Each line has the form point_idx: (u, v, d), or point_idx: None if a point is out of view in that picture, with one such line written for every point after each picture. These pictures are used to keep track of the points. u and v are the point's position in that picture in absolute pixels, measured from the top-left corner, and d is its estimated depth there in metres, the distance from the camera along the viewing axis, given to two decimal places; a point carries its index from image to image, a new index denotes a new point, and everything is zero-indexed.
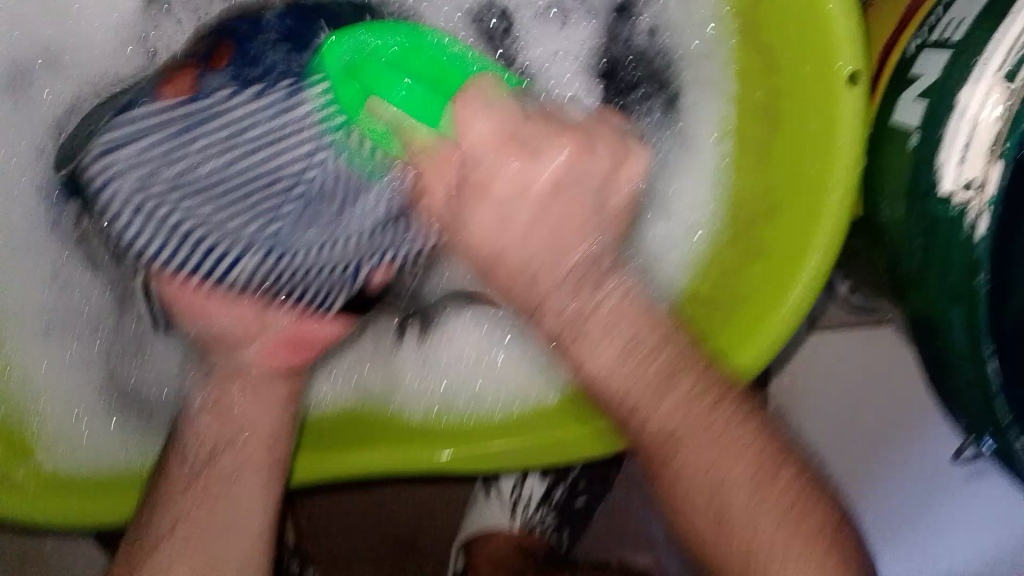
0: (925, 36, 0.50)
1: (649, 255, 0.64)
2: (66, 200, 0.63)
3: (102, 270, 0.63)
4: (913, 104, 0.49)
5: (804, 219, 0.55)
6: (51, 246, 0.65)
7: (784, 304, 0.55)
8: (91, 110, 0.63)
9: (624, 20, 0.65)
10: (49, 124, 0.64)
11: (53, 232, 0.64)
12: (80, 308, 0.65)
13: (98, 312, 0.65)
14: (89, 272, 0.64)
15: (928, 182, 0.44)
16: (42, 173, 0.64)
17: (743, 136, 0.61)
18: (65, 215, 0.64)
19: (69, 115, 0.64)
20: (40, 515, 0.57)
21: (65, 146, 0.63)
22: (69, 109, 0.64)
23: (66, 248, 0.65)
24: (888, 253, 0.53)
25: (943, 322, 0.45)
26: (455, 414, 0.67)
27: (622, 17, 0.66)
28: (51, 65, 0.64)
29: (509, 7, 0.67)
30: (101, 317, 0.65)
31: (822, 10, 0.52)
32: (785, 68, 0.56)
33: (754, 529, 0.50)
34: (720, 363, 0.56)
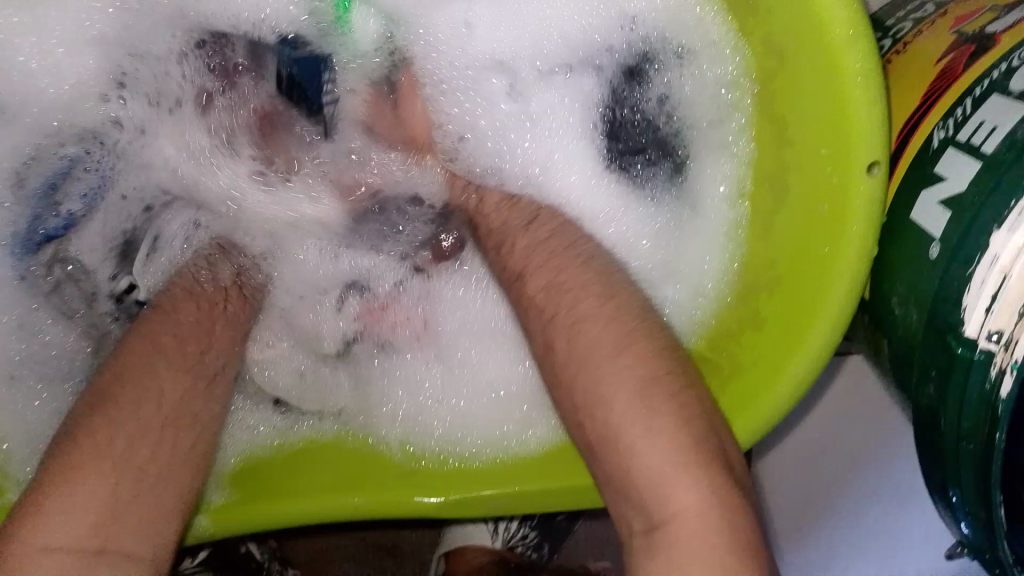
0: (952, 131, 0.48)
1: None
2: (33, 251, 0.64)
3: (77, 319, 0.64)
4: (936, 209, 0.46)
5: (811, 301, 0.53)
6: (19, 296, 0.63)
7: (780, 385, 0.54)
8: (53, 159, 0.64)
9: (634, 80, 0.62)
10: (6, 173, 0.63)
11: (20, 285, 0.64)
12: (50, 352, 0.63)
13: (70, 358, 0.63)
14: (57, 320, 0.64)
15: (945, 317, 0.41)
16: (3, 229, 0.63)
17: (752, 206, 0.58)
18: (35, 266, 0.64)
19: (27, 166, 0.64)
20: None
21: (29, 198, 0.64)
22: (28, 160, 0.64)
23: (35, 300, 0.64)
24: (895, 348, 0.50)
25: (949, 456, 0.43)
26: (433, 450, 0.66)
27: (632, 79, 0.62)
28: (1, 115, 0.63)
29: (516, 55, 0.64)
30: (71, 366, 0.63)
31: (847, 97, 0.48)
32: (803, 150, 0.52)
33: None
34: None
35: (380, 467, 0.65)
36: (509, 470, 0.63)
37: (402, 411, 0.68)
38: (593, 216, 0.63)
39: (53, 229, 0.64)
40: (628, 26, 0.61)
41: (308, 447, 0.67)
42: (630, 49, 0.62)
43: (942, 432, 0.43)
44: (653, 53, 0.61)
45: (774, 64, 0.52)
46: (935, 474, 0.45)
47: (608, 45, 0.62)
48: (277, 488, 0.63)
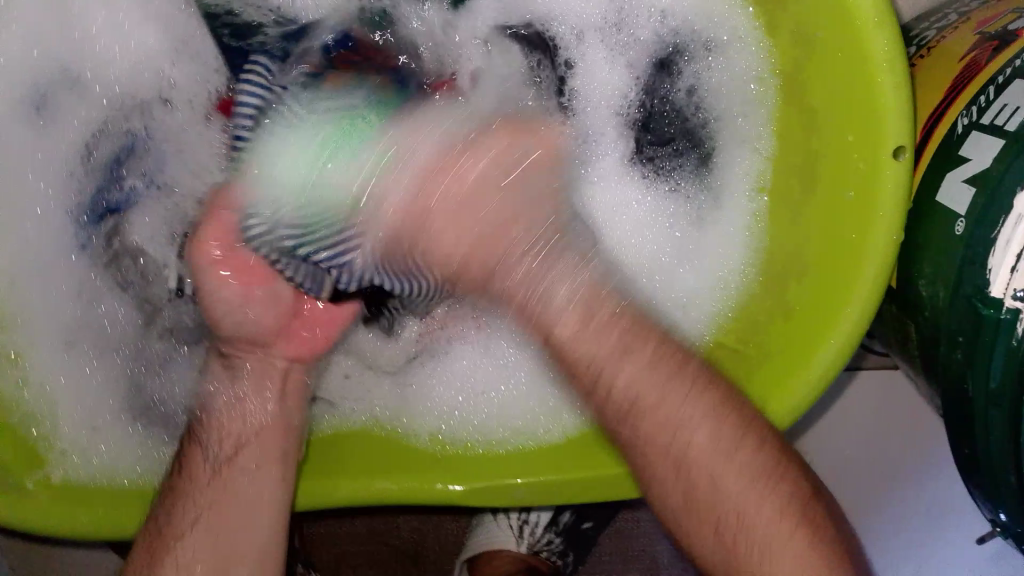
0: (976, 115, 0.49)
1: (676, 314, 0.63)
2: (95, 222, 0.67)
3: (132, 291, 0.68)
4: (963, 188, 0.47)
5: (839, 286, 0.54)
6: (77, 268, 0.67)
7: (808, 371, 0.55)
8: (119, 134, 0.67)
9: (664, 74, 0.64)
10: (77, 148, 0.66)
11: (81, 256, 0.67)
12: (104, 326, 0.67)
13: (121, 334, 0.68)
14: (117, 295, 0.68)
15: (970, 281, 0.42)
16: (70, 198, 0.67)
17: (778, 195, 0.59)
18: (94, 238, 0.67)
19: (97, 138, 0.67)
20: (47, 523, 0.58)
21: (93, 171, 0.67)
22: (97, 131, 0.67)
23: (94, 271, 0.68)
24: (922, 331, 0.51)
25: (976, 423, 0.43)
26: (461, 437, 0.68)
27: (662, 71, 0.64)
28: (72, 87, 0.66)
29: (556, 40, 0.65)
30: (124, 339, 0.68)
31: (873, 81, 0.50)
32: (830, 135, 0.54)
33: None
34: None
35: (411, 452, 0.66)
36: (536, 456, 0.65)
37: (441, 402, 0.70)
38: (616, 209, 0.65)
39: (115, 203, 0.67)
40: (659, 20, 0.63)
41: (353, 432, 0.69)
42: (658, 42, 0.63)
43: (970, 398, 0.43)
44: (682, 47, 0.63)
45: (802, 52, 0.54)
46: (964, 447, 0.45)
47: (639, 39, 0.64)
48: (334, 465, 0.64)
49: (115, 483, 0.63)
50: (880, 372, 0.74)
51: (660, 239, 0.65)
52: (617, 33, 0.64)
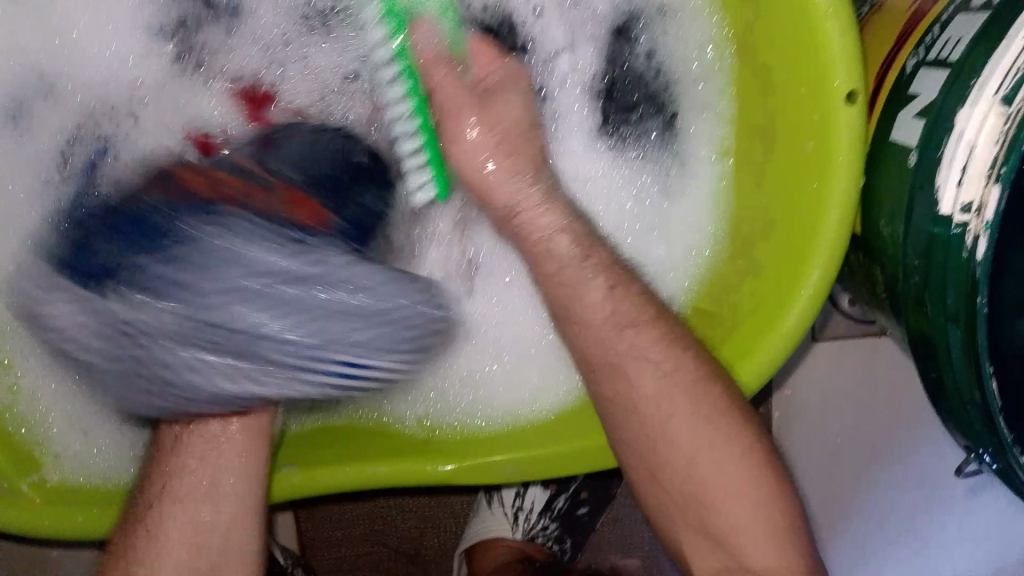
0: (923, 55, 0.50)
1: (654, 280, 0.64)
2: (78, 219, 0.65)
3: None
4: (913, 123, 0.48)
5: (804, 236, 0.55)
6: None
7: (782, 322, 0.55)
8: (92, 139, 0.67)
9: (623, 41, 0.64)
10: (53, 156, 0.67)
11: None
12: None
13: None
14: None
15: (922, 206, 0.43)
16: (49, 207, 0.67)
17: (741, 155, 0.60)
18: None
19: (71, 145, 0.67)
20: (41, 525, 0.59)
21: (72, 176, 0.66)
22: (70, 139, 0.67)
23: None
24: (886, 272, 0.52)
25: (938, 345, 0.44)
26: (448, 423, 0.69)
27: (620, 38, 0.64)
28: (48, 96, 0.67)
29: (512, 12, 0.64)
30: None
31: (819, 31, 0.51)
32: (786, 89, 0.55)
33: (737, 523, 0.52)
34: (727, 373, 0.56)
35: (399, 440, 0.67)
36: (521, 434, 0.65)
37: (428, 387, 0.70)
38: (586, 182, 0.65)
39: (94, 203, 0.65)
40: None
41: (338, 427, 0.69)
42: (614, 11, 0.64)
43: (930, 321, 0.44)
44: (637, 13, 0.63)
45: (752, 12, 0.56)
46: (931, 373, 0.46)
47: (595, 12, 0.64)
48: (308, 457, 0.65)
49: (105, 483, 0.64)
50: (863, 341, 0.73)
51: (634, 208, 0.65)
52: (576, 7, 0.64)
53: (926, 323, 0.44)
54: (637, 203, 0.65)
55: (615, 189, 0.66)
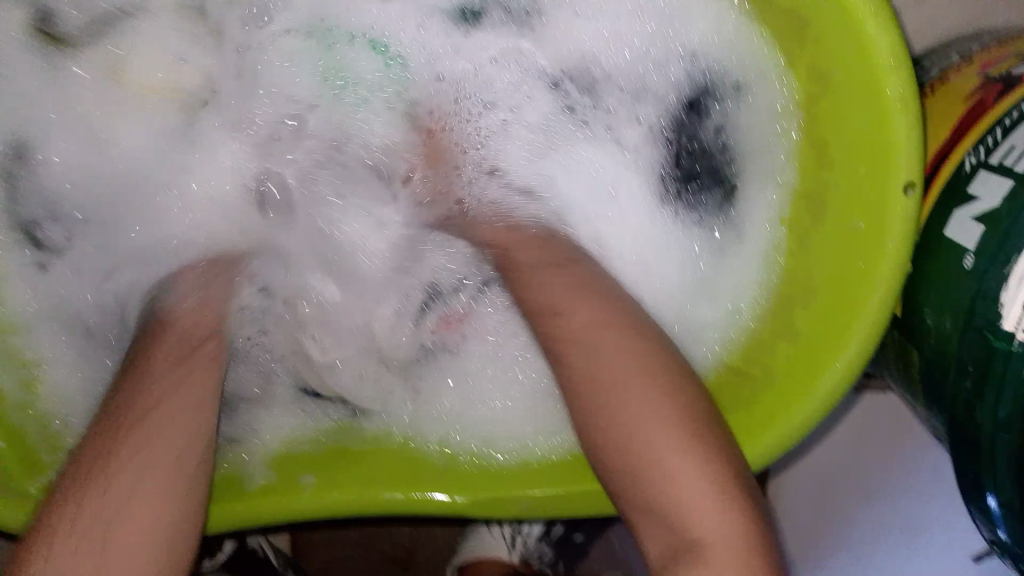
0: (983, 156, 0.51)
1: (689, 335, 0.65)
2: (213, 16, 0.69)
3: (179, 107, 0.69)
4: (970, 225, 0.50)
5: (845, 314, 0.56)
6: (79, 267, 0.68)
7: (815, 394, 0.56)
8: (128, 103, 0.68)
9: (695, 113, 0.67)
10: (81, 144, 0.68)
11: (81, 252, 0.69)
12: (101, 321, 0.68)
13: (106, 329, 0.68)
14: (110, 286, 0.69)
15: (983, 313, 0.45)
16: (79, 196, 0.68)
17: (795, 228, 0.61)
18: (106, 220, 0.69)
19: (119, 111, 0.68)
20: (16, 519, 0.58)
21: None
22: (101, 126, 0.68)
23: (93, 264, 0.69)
24: (925, 361, 0.53)
25: (980, 451, 0.46)
26: (469, 453, 0.67)
27: (693, 111, 0.67)
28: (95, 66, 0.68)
29: (568, 71, 0.70)
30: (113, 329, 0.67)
31: (885, 121, 0.52)
32: (844, 168, 0.56)
33: None
34: (757, 437, 0.57)
35: (417, 465, 0.66)
36: (542, 469, 0.65)
37: (447, 411, 0.70)
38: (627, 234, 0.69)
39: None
40: (687, 59, 0.66)
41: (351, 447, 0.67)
42: (690, 82, 0.66)
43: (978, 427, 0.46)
44: (713, 86, 0.65)
45: (819, 88, 0.57)
46: (968, 469, 0.48)
47: (672, 81, 0.67)
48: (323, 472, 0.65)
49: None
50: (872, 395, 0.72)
51: (679, 269, 0.67)
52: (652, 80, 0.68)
53: (972, 423, 0.46)
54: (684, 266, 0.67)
55: (665, 250, 0.68)
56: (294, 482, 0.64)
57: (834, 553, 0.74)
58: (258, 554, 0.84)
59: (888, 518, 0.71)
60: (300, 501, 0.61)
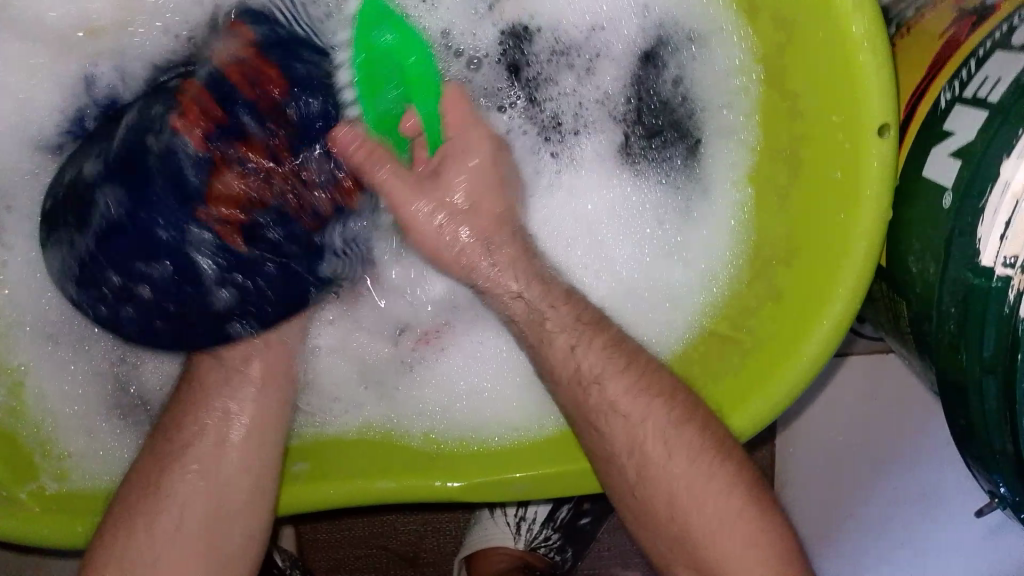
0: (959, 91, 0.49)
1: (670, 302, 0.63)
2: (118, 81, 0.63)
3: None
4: (947, 162, 0.48)
5: (826, 267, 0.54)
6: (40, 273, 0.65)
7: (803, 353, 0.54)
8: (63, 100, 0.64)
9: (650, 67, 0.64)
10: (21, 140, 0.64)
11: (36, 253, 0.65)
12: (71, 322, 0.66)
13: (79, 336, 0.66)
14: None
15: (961, 251, 0.43)
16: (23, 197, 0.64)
17: (766, 180, 0.59)
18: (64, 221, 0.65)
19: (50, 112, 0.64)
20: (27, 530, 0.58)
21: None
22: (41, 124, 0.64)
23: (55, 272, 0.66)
24: (913, 310, 0.51)
25: (970, 396, 0.44)
26: (456, 436, 0.66)
27: (648, 64, 0.64)
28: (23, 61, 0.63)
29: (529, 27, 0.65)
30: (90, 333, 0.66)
31: (852, 62, 0.50)
32: (815, 115, 0.54)
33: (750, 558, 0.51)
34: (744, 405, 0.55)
35: (403, 453, 0.65)
36: (532, 448, 0.64)
37: (431, 400, 0.68)
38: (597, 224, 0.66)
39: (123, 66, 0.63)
40: (641, 13, 0.63)
41: (337, 439, 0.67)
42: (643, 35, 0.64)
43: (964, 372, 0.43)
44: (666, 38, 0.63)
45: (783, 35, 0.55)
46: (961, 418, 0.46)
47: (626, 35, 0.64)
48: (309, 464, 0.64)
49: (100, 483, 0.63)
50: (860, 358, 0.75)
51: (649, 230, 0.65)
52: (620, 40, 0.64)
53: (959, 368, 0.44)
54: (654, 229, 0.65)
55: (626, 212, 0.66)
56: (280, 475, 0.63)
57: (857, 526, 0.73)
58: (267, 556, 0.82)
59: (902, 477, 0.71)
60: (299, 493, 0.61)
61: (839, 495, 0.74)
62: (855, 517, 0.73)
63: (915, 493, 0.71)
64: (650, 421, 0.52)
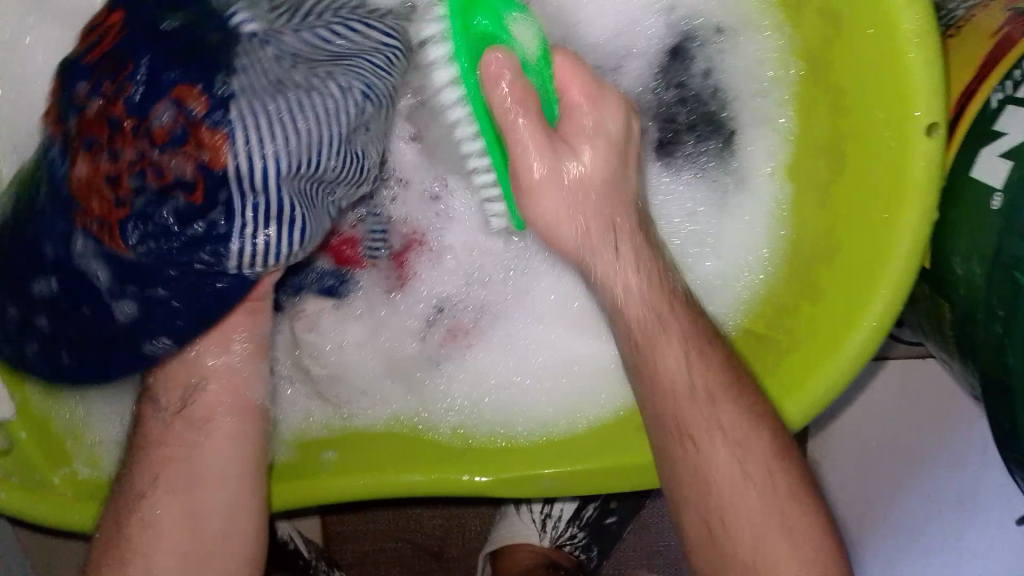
0: (1011, 91, 0.48)
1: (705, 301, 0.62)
2: None
3: None
4: (998, 163, 0.47)
5: (868, 267, 0.53)
6: None
7: (842, 352, 0.54)
8: None
9: (678, 61, 0.63)
10: None
11: None
12: None
13: None
14: None
15: (1012, 254, 0.42)
16: None
17: (805, 175, 0.58)
18: None
19: None
20: (58, 516, 0.59)
21: None
22: None
23: None
24: (957, 313, 0.50)
25: (1018, 402, 0.43)
26: (484, 431, 0.65)
27: (676, 58, 0.63)
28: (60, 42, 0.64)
29: None
30: None
31: (902, 59, 0.49)
32: (862, 112, 0.53)
33: None
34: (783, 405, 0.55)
35: (431, 446, 0.64)
36: (562, 443, 0.63)
37: (462, 393, 0.67)
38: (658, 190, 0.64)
39: None
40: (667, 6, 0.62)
41: (367, 430, 0.66)
42: (670, 29, 0.63)
43: (1013, 375, 0.42)
44: (694, 31, 0.62)
45: (830, 30, 0.54)
46: (1007, 424, 0.45)
47: (651, 29, 0.63)
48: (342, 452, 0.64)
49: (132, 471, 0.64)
50: (898, 363, 0.73)
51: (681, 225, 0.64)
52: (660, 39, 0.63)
53: (1006, 374, 0.43)
54: (687, 223, 0.64)
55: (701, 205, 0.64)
56: (312, 463, 0.63)
57: (889, 531, 0.73)
58: (289, 547, 0.82)
59: (942, 486, 0.71)
60: (328, 485, 0.61)
61: (874, 501, 0.73)
62: (885, 521, 0.73)
63: (953, 500, 0.71)
64: (687, 420, 0.51)
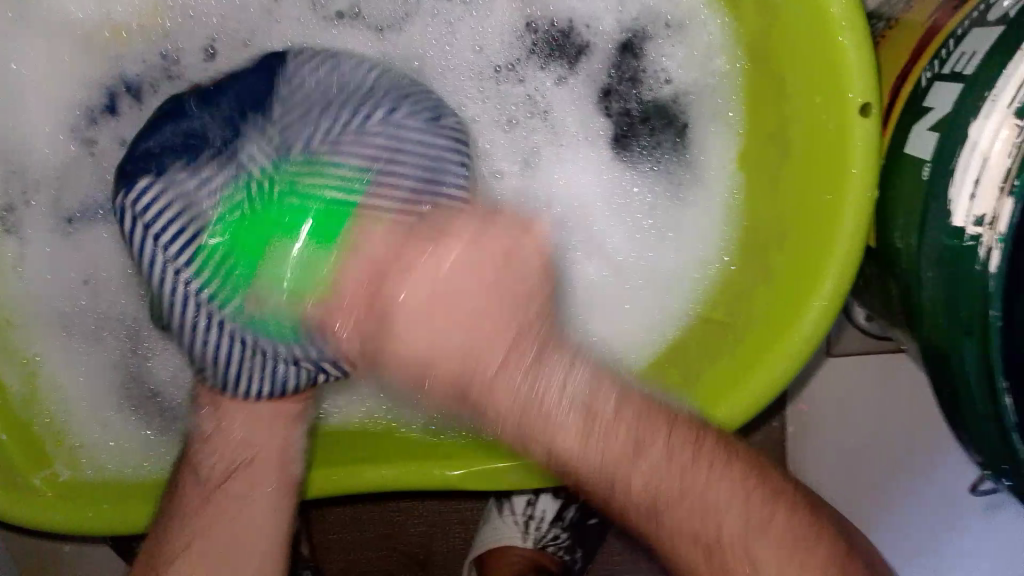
0: (939, 68, 0.50)
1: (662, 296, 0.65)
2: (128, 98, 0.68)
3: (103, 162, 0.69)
4: (927, 135, 0.48)
5: (815, 247, 0.54)
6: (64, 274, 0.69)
7: (795, 333, 0.54)
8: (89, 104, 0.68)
9: (626, 59, 0.66)
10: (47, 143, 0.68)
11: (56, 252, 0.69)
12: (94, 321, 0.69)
13: (105, 331, 0.69)
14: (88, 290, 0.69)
15: (934, 216, 0.43)
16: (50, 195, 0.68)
17: (757, 164, 0.61)
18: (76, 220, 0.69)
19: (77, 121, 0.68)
20: (36, 517, 0.59)
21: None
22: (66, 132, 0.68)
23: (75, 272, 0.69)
24: (901, 287, 0.51)
25: (951, 361, 0.44)
26: (454, 429, 0.66)
27: (627, 55, 0.66)
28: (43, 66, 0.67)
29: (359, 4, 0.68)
30: (115, 328, 0.69)
31: (834, 43, 0.51)
32: (802, 98, 0.55)
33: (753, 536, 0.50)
34: (728, 396, 0.55)
35: (401, 444, 0.65)
36: None
37: None
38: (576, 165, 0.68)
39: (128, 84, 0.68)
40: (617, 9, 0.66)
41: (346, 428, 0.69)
42: (619, 29, 0.66)
43: (946, 335, 0.44)
44: (643, 31, 0.66)
45: (769, 23, 0.56)
46: (946, 385, 0.45)
47: (601, 33, 0.66)
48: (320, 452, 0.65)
49: (110, 473, 0.65)
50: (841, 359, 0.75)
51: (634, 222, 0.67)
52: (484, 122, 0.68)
53: (941, 336, 0.44)
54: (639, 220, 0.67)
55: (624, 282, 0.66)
56: None
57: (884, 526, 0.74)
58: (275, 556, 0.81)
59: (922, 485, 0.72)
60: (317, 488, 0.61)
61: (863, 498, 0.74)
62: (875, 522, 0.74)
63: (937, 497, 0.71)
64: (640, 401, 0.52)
